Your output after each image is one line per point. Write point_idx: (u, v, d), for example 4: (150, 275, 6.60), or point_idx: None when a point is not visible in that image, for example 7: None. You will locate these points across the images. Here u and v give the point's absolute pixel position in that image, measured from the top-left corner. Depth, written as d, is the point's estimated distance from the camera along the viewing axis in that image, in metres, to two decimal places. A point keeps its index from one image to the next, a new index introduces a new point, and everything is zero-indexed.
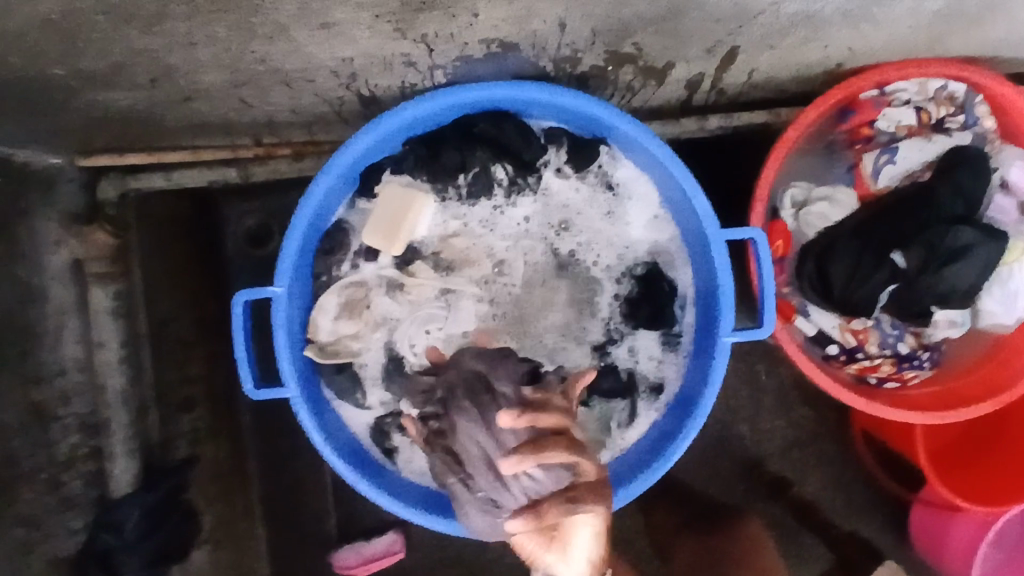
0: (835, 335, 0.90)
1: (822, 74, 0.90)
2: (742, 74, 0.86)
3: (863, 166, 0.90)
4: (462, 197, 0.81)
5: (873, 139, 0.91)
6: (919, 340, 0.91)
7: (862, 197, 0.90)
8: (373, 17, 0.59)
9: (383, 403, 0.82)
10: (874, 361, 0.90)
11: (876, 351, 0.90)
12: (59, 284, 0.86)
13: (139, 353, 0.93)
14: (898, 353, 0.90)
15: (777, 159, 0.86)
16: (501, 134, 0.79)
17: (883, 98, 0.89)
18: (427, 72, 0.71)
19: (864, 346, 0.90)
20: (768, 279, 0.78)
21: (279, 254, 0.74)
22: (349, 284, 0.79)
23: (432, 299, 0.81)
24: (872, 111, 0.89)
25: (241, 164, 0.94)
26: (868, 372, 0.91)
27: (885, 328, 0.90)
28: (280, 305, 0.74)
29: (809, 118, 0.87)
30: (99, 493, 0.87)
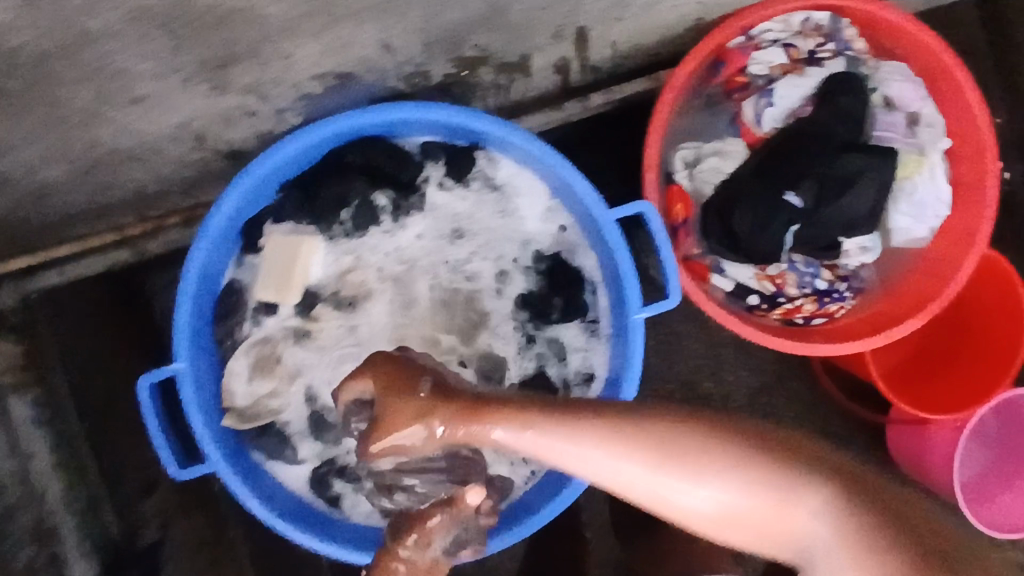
0: (755, 285, 0.91)
1: (686, 32, 0.90)
2: (604, 49, 0.86)
3: (745, 113, 0.90)
4: (349, 232, 0.80)
5: (749, 84, 0.90)
6: (835, 272, 0.92)
7: (751, 144, 0.90)
8: (182, 78, 0.65)
9: (317, 454, 0.80)
10: (795, 303, 0.91)
11: (795, 292, 0.91)
12: None
13: (79, 449, 0.89)
14: (817, 289, 0.91)
15: (657, 123, 0.85)
16: (373, 161, 0.78)
17: (749, 42, 0.89)
18: (273, 115, 0.71)
19: (783, 289, 0.90)
20: (666, 248, 0.77)
21: (173, 329, 0.73)
22: (258, 341, 0.79)
23: (341, 339, 0.80)
24: (741, 58, 0.89)
25: (131, 242, 0.92)
26: (793, 314, 0.91)
27: (800, 268, 0.90)
28: (184, 380, 0.72)
29: (681, 77, 0.86)
30: None
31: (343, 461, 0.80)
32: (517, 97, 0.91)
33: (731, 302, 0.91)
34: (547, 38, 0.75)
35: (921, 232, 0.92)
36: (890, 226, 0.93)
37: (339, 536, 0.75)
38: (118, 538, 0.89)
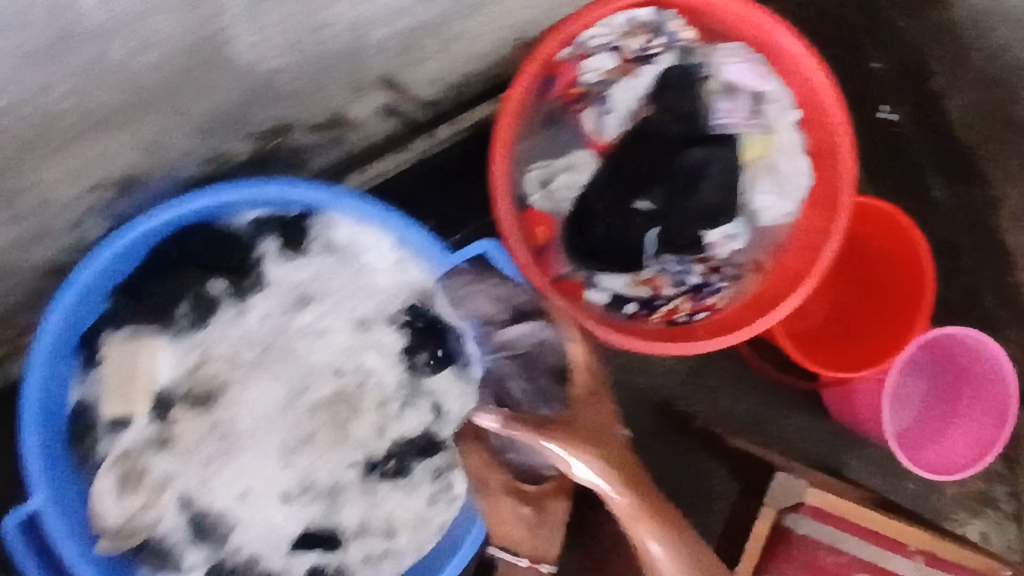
0: (630, 291, 0.89)
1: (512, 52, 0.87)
2: (428, 88, 0.84)
3: (585, 125, 0.89)
4: (191, 327, 0.78)
5: (586, 93, 0.89)
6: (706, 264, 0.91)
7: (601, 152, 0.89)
8: None
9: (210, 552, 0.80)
10: (672, 303, 0.89)
11: (672, 291, 0.90)
12: None
13: None
14: (692, 285, 0.90)
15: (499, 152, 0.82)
16: (202, 250, 0.76)
17: (577, 52, 0.86)
18: (71, 226, 0.69)
19: (658, 291, 0.89)
20: (515, 283, 0.75)
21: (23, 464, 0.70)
22: (124, 452, 0.78)
23: (203, 439, 0.79)
24: (571, 70, 0.87)
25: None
26: (674, 314, 0.88)
27: (671, 267, 0.89)
28: (47, 515, 0.69)
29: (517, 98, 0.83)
30: None
31: (229, 563, 0.80)
32: (359, 146, 0.90)
33: (614, 312, 0.88)
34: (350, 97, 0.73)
35: (786, 207, 0.90)
36: (753, 205, 0.91)
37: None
38: None
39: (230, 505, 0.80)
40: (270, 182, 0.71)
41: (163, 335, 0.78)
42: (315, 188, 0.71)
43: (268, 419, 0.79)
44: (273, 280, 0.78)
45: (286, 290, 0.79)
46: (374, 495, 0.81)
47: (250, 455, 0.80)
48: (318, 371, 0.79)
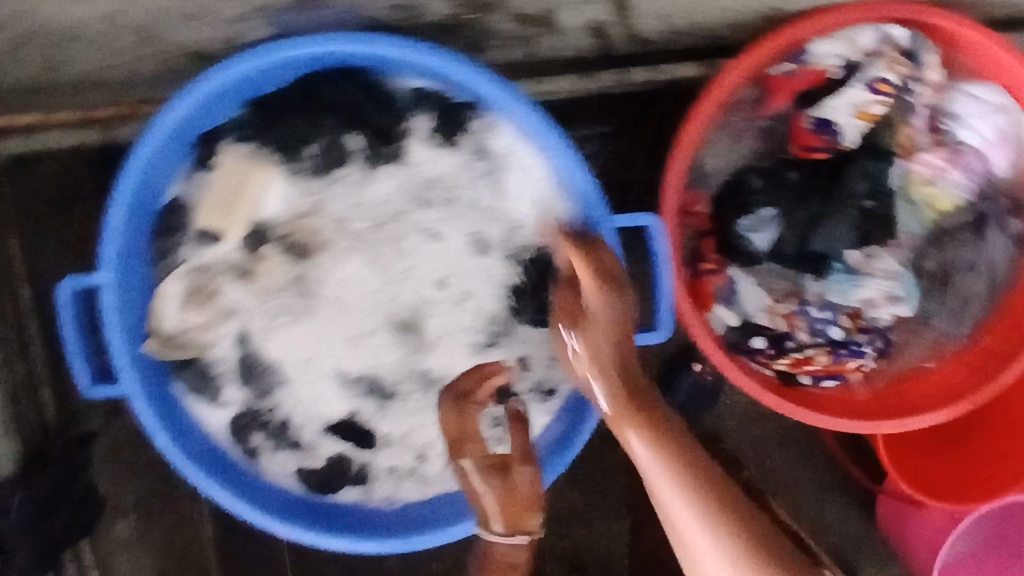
0: (761, 320, 0.77)
1: (758, 19, 0.73)
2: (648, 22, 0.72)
3: (801, 124, 0.73)
4: (317, 171, 0.70)
5: (810, 126, 0.73)
6: (855, 321, 0.77)
7: (802, 151, 0.74)
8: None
9: (244, 399, 0.75)
10: (806, 353, 0.76)
11: (807, 339, 0.76)
12: None
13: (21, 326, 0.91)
14: (834, 340, 0.76)
15: (694, 125, 0.71)
16: (327, 94, 0.68)
17: (800, 66, 0.72)
18: (240, 19, 0.62)
19: (792, 332, 0.76)
20: (666, 267, 0.66)
21: (102, 241, 0.65)
22: (191, 277, 0.72)
23: (285, 287, 0.73)
24: (787, 83, 0.72)
25: (102, 125, 0.85)
26: (802, 367, 0.76)
27: (813, 311, 0.76)
28: (106, 292, 0.65)
29: (732, 79, 0.70)
30: None
31: (264, 416, 0.76)
32: (533, 54, 0.77)
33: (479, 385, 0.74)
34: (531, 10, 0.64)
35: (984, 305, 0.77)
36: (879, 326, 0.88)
37: (251, 496, 0.72)
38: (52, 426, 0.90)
39: (290, 366, 0.75)
40: (455, 58, 0.63)
41: (281, 165, 0.70)
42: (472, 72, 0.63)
43: (350, 299, 0.73)
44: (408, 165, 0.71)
45: (417, 175, 0.71)
46: (416, 414, 0.76)
47: (330, 327, 0.74)
48: (420, 265, 0.73)
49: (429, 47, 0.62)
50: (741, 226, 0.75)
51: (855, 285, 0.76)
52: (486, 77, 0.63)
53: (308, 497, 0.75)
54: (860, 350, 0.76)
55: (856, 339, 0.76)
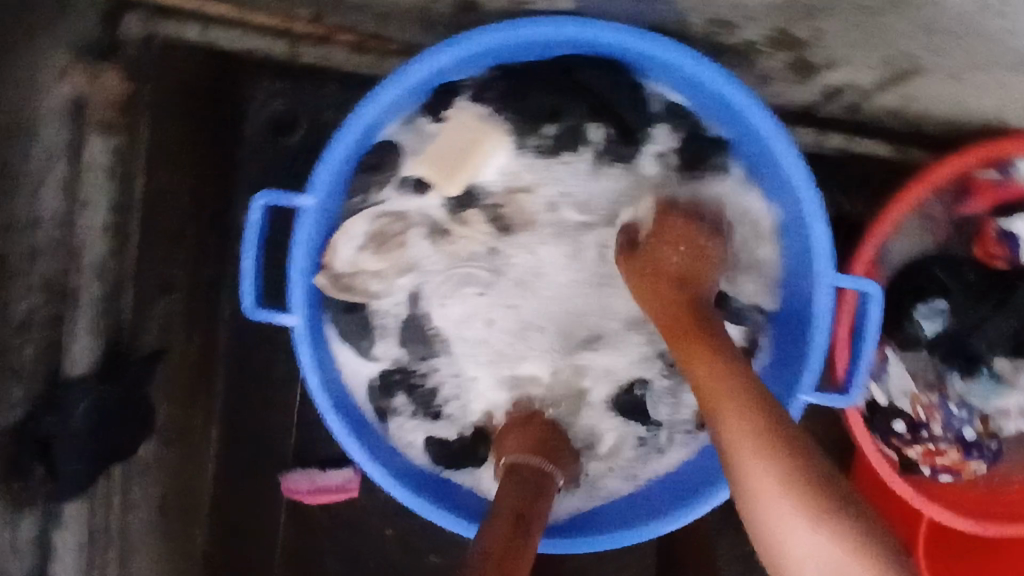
0: (902, 405, 0.79)
1: (980, 122, 0.75)
2: (886, 97, 0.73)
3: (988, 231, 0.76)
4: (546, 150, 0.70)
5: (996, 233, 0.76)
6: (986, 427, 0.80)
7: (983, 257, 0.77)
8: None
9: (393, 355, 0.74)
10: (939, 446, 0.78)
11: (940, 434, 0.79)
12: (52, 121, 0.75)
13: (128, 220, 0.84)
14: (966, 440, 0.79)
15: (892, 212, 0.74)
16: (595, 79, 0.67)
17: (1004, 178, 0.75)
18: None
19: (930, 424, 0.78)
20: (869, 347, 0.66)
21: (318, 165, 0.65)
22: (383, 215, 0.70)
23: (475, 256, 0.72)
24: (987, 192, 0.76)
25: (291, 38, 0.81)
26: (930, 458, 0.79)
27: (953, 408, 0.79)
28: (307, 220, 0.64)
29: (937, 177, 0.74)
30: (50, 368, 0.81)
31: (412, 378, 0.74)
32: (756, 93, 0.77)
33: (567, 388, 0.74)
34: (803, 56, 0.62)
35: None
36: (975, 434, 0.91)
37: (381, 458, 0.71)
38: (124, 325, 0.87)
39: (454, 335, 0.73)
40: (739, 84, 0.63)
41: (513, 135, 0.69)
42: (750, 104, 0.63)
43: (533, 285, 0.72)
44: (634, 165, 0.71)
45: (644, 181, 0.71)
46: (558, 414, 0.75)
47: (505, 308, 0.73)
48: (614, 267, 0.72)
49: (716, 66, 0.62)
50: (915, 311, 0.77)
51: (996, 392, 0.78)
52: (761, 108, 0.63)
53: (430, 472, 0.74)
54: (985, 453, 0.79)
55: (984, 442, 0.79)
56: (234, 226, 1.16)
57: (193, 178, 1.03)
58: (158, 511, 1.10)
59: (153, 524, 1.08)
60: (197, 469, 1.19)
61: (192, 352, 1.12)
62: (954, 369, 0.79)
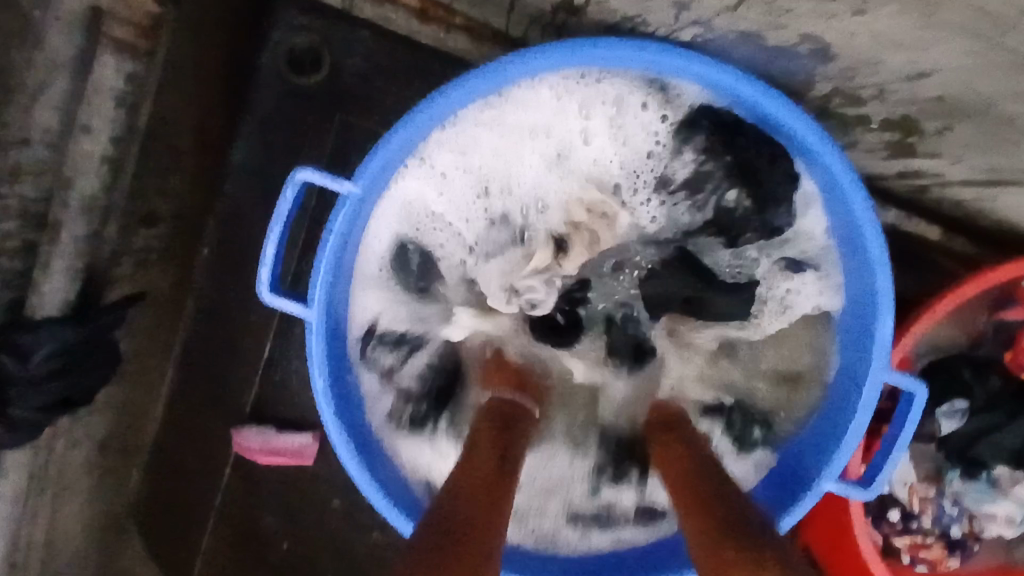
0: (898, 493, 0.79)
1: None
2: (959, 192, 0.70)
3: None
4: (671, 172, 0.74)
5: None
6: (972, 526, 0.80)
7: (1011, 362, 0.75)
8: None
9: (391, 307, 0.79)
10: (926, 539, 0.78)
11: (929, 527, 0.78)
12: (63, 28, 0.67)
13: (127, 147, 0.77)
14: (952, 538, 0.79)
15: (957, 299, 0.70)
16: (736, 140, 0.70)
17: None
18: None
19: (922, 516, 0.78)
20: (903, 448, 0.63)
21: (376, 149, 0.62)
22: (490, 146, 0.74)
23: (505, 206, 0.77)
24: None
25: None
26: (915, 549, 0.78)
27: (945, 505, 0.78)
28: (347, 204, 0.62)
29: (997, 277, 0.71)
30: (17, 299, 0.72)
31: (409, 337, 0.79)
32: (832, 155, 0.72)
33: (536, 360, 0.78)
34: (907, 138, 0.65)
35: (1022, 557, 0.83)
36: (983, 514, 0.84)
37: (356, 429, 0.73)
38: (101, 261, 0.79)
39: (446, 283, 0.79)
40: (834, 151, 0.61)
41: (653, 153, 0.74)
42: (837, 164, 0.61)
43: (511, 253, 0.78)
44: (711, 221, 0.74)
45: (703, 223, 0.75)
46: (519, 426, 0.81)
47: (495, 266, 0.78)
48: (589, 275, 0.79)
49: (812, 124, 0.60)
50: (938, 409, 0.76)
51: (991, 498, 0.78)
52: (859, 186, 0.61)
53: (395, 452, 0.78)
54: (963, 554, 0.79)
55: (968, 542, 0.79)
56: (229, 161, 1.06)
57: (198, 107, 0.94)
58: (98, 452, 0.99)
59: (89, 468, 0.97)
60: (148, 408, 1.11)
61: (166, 292, 1.03)
62: (955, 468, 0.78)
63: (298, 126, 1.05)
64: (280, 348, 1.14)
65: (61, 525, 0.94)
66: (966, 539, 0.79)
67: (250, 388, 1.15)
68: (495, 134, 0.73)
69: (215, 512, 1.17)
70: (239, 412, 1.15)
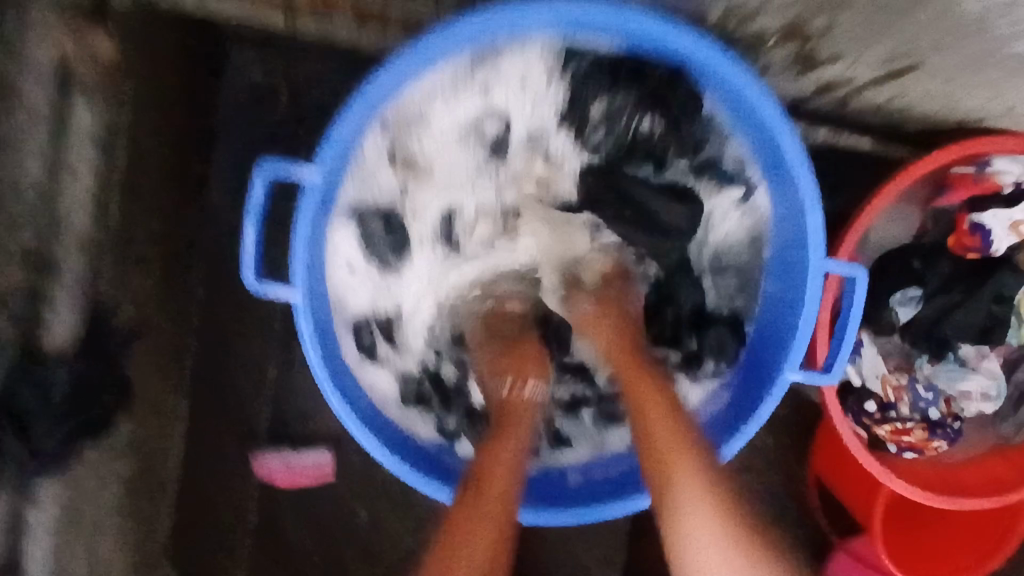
0: (874, 386, 0.83)
1: (953, 119, 0.79)
2: (872, 96, 0.76)
3: (963, 219, 0.80)
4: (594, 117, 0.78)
5: (968, 225, 0.80)
6: (949, 407, 0.85)
7: (955, 244, 0.81)
8: None
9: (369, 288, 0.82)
10: (907, 425, 0.83)
11: (908, 413, 0.83)
12: (34, 82, 0.73)
13: (109, 186, 0.83)
14: (931, 419, 0.84)
15: (891, 196, 0.75)
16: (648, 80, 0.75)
17: (983, 174, 0.79)
18: None
19: (899, 404, 0.83)
20: (853, 328, 0.68)
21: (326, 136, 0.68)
22: (441, 122, 0.79)
23: (459, 174, 0.81)
24: (968, 186, 0.80)
25: (290, 11, 0.82)
26: (898, 436, 0.83)
27: (919, 389, 0.83)
28: (310, 190, 0.68)
29: (926, 168, 0.76)
30: (27, 341, 0.78)
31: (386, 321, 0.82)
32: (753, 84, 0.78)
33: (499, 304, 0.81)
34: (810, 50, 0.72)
35: (998, 433, 0.88)
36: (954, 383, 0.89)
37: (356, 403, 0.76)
38: (100, 297, 0.85)
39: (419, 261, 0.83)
40: (742, 73, 0.66)
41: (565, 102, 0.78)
42: (749, 85, 0.66)
43: (473, 217, 0.82)
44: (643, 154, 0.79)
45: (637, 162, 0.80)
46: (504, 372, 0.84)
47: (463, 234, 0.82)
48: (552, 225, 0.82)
49: (716, 50, 0.65)
50: (892, 298, 0.82)
51: (959, 376, 0.83)
52: (768, 97, 0.66)
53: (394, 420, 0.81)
54: (946, 433, 0.84)
55: (946, 421, 0.84)
56: (209, 198, 1.12)
57: (171, 149, 1.00)
58: (126, 489, 1.03)
59: (119, 505, 1.01)
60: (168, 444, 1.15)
61: (166, 329, 1.08)
62: (921, 354, 0.84)
63: (267, 151, 1.11)
64: (285, 368, 1.19)
65: (100, 563, 0.98)
66: (943, 417, 0.84)
67: (262, 411, 1.19)
68: (435, 111, 0.79)
69: (247, 535, 1.21)
70: (255, 435, 1.20)
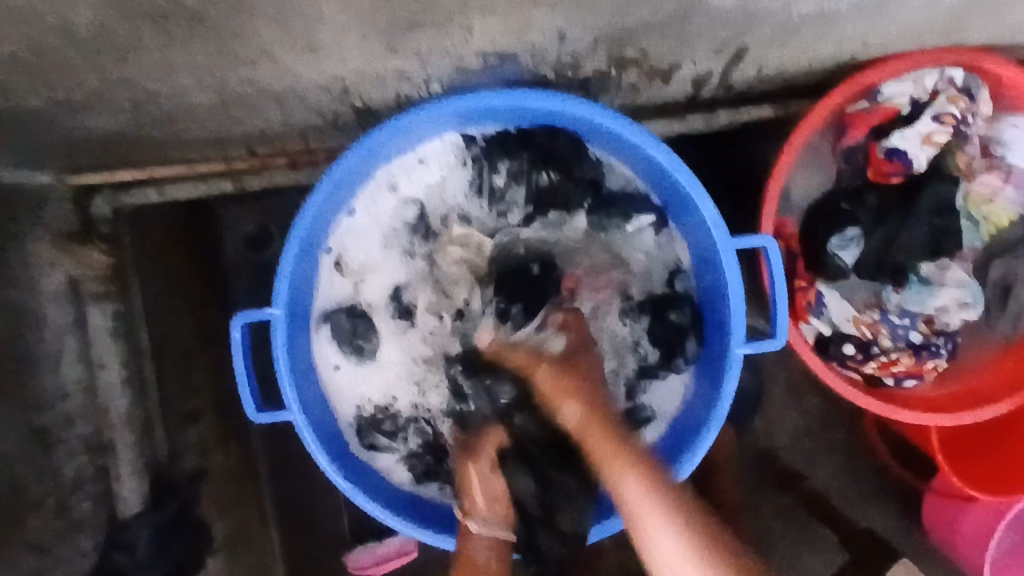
0: (848, 330, 0.85)
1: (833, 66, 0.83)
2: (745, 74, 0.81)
3: (874, 149, 0.82)
4: (505, 180, 0.87)
5: (882, 154, 0.82)
6: (931, 326, 0.86)
7: (874, 175, 0.83)
8: (317, 61, 0.60)
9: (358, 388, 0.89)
10: (892, 356, 0.85)
11: (890, 344, 0.85)
12: (55, 303, 0.89)
13: (140, 365, 0.97)
14: (914, 342, 0.85)
15: (792, 152, 0.79)
16: (535, 141, 0.83)
17: (876, 105, 0.82)
18: (421, 83, 0.69)
19: (878, 339, 0.85)
20: (780, 291, 0.74)
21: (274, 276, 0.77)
22: (375, 227, 0.88)
23: (403, 264, 0.89)
24: (866, 120, 0.83)
25: (235, 175, 0.96)
26: (887, 368, 0.85)
27: (894, 318, 0.85)
28: (277, 326, 0.77)
29: (818, 116, 0.80)
30: (108, 512, 0.92)
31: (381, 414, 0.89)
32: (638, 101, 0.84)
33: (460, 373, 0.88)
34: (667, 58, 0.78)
35: (994, 336, 0.89)
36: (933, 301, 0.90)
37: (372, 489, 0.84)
38: (162, 457, 0.99)
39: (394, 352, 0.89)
40: (600, 108, 0.72)
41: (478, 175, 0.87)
42: (610, 116, 0.72)
43: (429, 297, 0.89)
44: (554, 201, 0.86)
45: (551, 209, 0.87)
46: None
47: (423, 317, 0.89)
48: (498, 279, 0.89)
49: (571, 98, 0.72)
50: (830, 245, 0.84)
51: (929, 294, 0.85)
52: (630, 122, 0.72)
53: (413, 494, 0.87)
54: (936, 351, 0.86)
55: (931, 340, 0.86)
56: None
57: None
58: None
59: None
60: None
61: None
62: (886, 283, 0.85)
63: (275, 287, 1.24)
64: None
65: None
66: (928, 337, 0.86)
67: (341, 515, 1.30)
68: (367, 219, 0.87)
69: None
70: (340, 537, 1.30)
